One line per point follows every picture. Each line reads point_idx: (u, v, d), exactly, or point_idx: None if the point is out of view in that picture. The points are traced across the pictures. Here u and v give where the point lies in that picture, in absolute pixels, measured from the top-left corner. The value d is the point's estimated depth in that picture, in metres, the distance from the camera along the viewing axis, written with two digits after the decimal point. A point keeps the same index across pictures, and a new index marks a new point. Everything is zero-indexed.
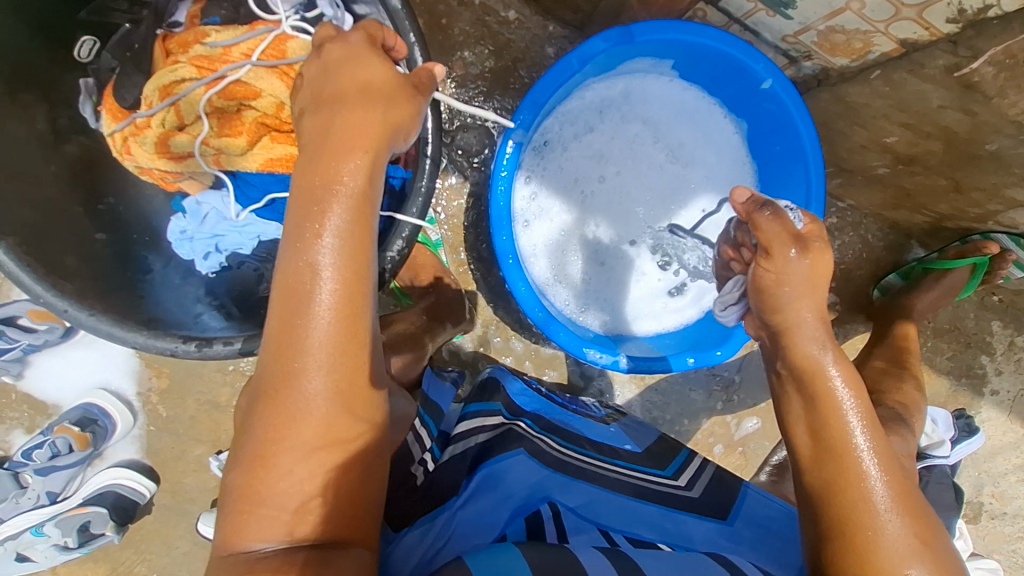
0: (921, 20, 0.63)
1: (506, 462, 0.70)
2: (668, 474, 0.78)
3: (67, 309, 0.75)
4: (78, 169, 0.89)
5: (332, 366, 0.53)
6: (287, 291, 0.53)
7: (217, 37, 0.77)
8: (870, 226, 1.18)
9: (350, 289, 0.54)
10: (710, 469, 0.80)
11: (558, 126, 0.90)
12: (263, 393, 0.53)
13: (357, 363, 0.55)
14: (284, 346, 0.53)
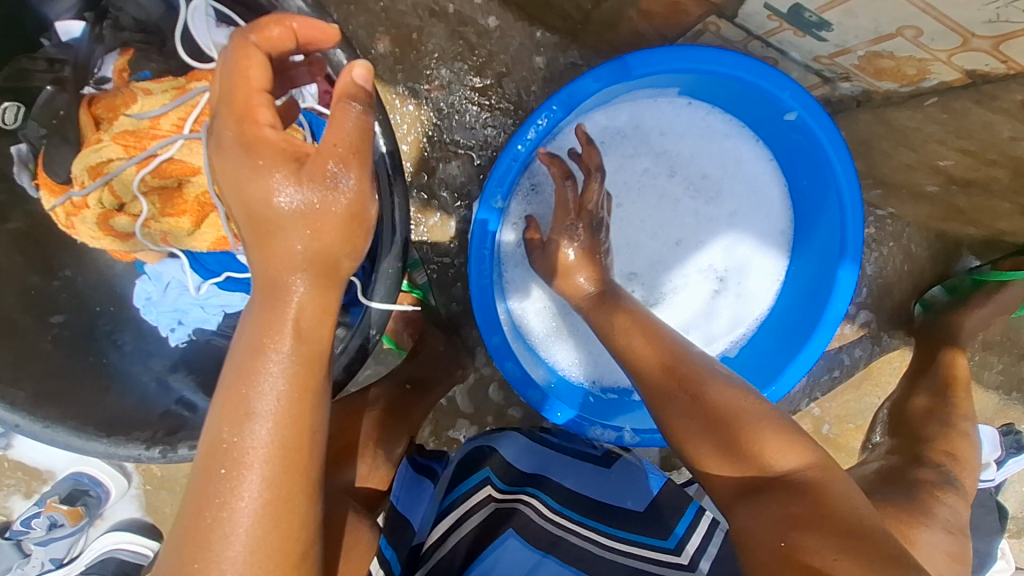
0: (997, 53, 0.49)
1: (493, 559, 0.69)
2: (671, 546, 0.74)
3: (19, 423, 0.69)
4: (26, 246, 0.81)
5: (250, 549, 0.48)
6: (210, 462, 0.49)
7: (142, 106, 0.66)
8: (913, 235, 1.04)
9: (280, 465, 0.48)
10: (717, 540, 0.76)
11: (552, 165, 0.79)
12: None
13: (287, 541, 0.49)
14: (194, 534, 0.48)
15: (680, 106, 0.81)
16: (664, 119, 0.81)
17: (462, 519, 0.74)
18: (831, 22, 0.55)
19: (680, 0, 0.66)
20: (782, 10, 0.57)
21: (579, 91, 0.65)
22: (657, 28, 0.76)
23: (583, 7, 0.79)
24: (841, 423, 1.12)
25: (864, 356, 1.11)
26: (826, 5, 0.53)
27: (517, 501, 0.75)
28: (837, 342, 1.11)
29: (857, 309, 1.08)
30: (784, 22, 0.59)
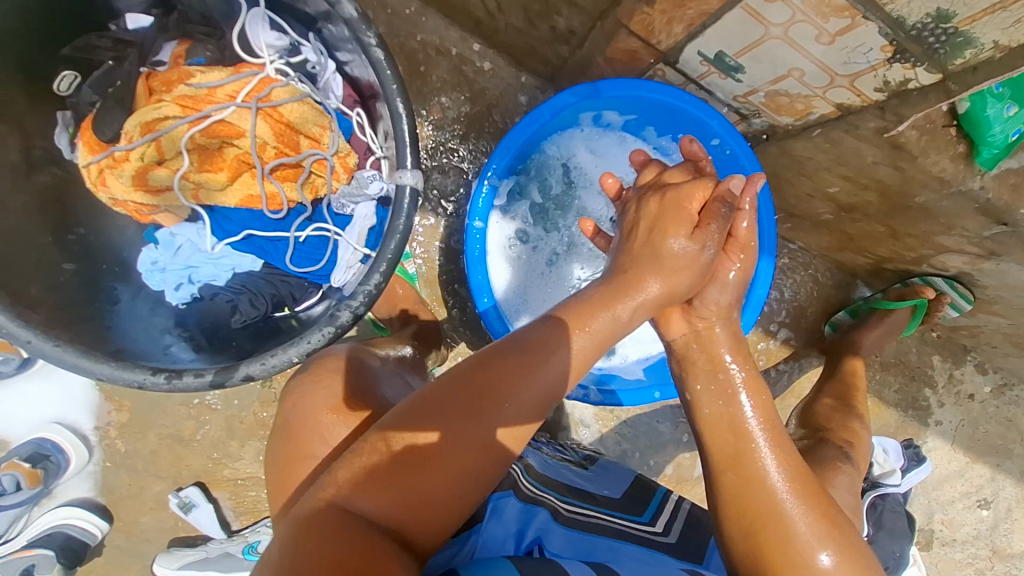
0: (853, 88, 0.71)
1: (501, 502, 0.71)
2: (646, 520, 0.79)
3: (30, 340, 0.73)
4: (47, 201, 0.88)
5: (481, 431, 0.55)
6: (517, 343, 0.58)
7: (201, 78, 0.81)
8: (819, 266, 1.27)
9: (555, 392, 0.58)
10: (685, 508, 0.83)
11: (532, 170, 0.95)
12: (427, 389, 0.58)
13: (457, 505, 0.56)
14: (469, 379, 0.57)
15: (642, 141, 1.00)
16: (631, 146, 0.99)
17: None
18: (744, 65, 0.77)
19: (637, 50, 0.88)
20: (710, 56, 0.79)
21: (559, 105, 0.84)
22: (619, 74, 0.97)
23: (562, 55, 1.00)
24: None
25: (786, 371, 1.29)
26: (739, 51, 0.74)
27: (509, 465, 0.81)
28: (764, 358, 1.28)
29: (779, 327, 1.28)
30: (711, 66, 0.81)
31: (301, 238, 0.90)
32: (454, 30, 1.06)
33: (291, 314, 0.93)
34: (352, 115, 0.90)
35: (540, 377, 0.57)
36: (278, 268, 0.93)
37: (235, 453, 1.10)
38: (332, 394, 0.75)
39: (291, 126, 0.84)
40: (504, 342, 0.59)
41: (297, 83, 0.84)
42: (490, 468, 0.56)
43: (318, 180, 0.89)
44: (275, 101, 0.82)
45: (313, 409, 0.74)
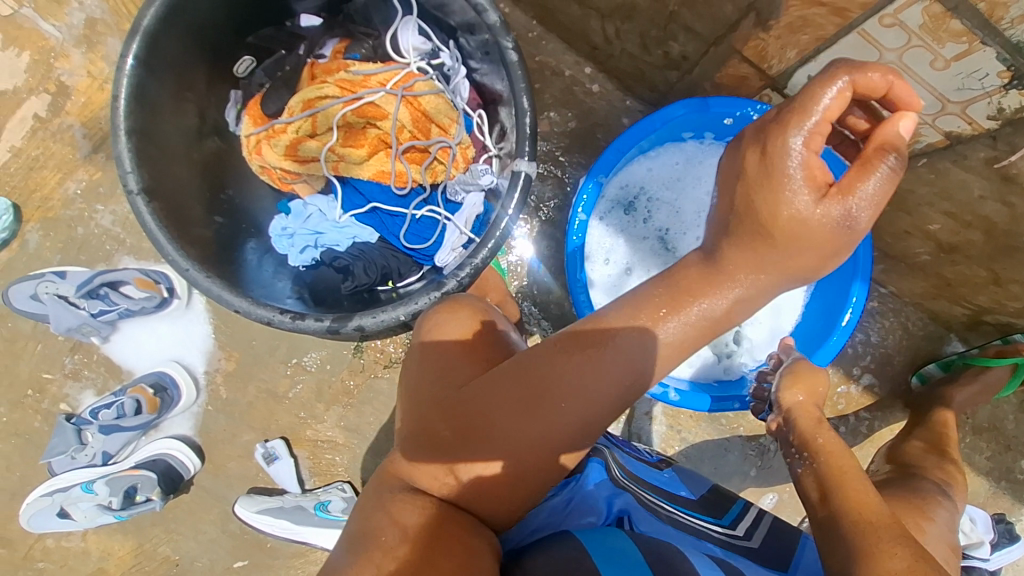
0: (965, 115, 0.74)
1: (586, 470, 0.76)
2: (726, 523, 0.79)
3: (188, 269, 0.85)
4: (212, 163, 1.03)
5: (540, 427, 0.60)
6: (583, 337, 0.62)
7: (359, 67, 0.97)
8: (910, 315, 1.23)
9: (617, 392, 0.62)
10: (767, 520, 0.81)
11: (642, 169, 1.02)
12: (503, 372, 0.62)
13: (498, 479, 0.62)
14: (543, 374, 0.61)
15: None
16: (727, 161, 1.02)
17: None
18: None
19: (747, 76, 0.94)
20: None
21: (667, 116, 0.91)
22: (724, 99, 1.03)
23: (669, 80, 1.08)
24: None
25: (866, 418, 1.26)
26: None
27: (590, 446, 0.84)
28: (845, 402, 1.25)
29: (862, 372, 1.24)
30: None
31: (416, 216, 1.01)
32: (570, 54, 1.18)
33: (394, 288, 1.02)
34: (475, 116, 1.00)
35: (583, 377, 0.61)
36: (390, 244, 1.02)
37: (319, 416, 1.18)
38: (460, 326, 0.70)
39: (426, 115, 0.98)
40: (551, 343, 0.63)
41: (435, 79, 0.98)
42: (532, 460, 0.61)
43: (439, 167, 1.00)
44: (416, 92, 0.96)
45: (441, 337, 0.70)
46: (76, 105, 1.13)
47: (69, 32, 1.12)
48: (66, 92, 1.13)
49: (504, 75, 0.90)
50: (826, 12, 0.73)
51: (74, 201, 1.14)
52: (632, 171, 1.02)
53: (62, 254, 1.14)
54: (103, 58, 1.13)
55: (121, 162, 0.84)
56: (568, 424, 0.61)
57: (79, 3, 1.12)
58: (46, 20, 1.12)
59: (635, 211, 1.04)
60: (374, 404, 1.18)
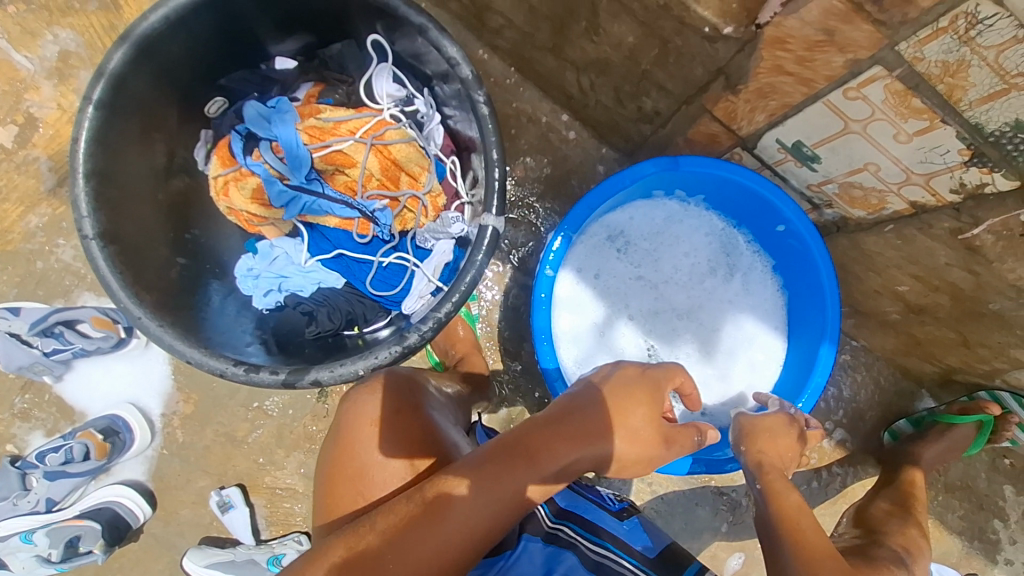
0: (929, 187, 0.74)
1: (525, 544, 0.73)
2: None
3: (141, 317, 0.82)
4: (177, 202, 1.01)
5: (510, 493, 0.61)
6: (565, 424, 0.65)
7: (330, 113, 0.93)
8: (881, 369, 1.22)
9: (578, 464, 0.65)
10: None
11: (627, 215, 1.01)
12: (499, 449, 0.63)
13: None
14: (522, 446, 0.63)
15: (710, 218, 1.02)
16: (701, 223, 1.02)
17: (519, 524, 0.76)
18: (820, 156, 0.82)
19: (718, 134, 0.95)
20: (788, 144, 0.84)
21: (639, 173, 0.90)
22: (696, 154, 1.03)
23: (643, 132, 1.08)
24: None
25: (839, 474, 1.24)
26: (818, 141, 0.79)
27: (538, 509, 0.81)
28: (818, 457, 1.24)
29: (834, 426, 1.23)
30: (788, 154, 0.86)
31: (384, 263, 0.99)
32: (546, 101, 1.18)
33: (360, 333, 1.00)
34: (448, 162, 0.99)
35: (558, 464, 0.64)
36: (356, 288, 1.00)
37: (279, 462, 1.14)
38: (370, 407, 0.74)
39: (397, 163, 0.96)
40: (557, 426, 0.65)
41: (407, 127, 0.97)
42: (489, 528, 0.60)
43: (409, 213, 0.99)
44: (386, 141, 0.95)
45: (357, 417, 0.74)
46: (43, 138, 1.11)
47: (39, 64, 1.10)
48: (33, 124, 1.10)
49: (475, 124, 0.90)
50: (792, 81, 0.74)
51: (35, 235, 1.10)
52: (615, 219, 1.00)
53: (18, 289, 1.10)
54: (74, 91, 1.11)
55: (78, 204, 0.81)
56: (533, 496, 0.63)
57: (52, 35, 1.10)
58: (17, 51, 1.10)
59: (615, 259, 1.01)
60: None
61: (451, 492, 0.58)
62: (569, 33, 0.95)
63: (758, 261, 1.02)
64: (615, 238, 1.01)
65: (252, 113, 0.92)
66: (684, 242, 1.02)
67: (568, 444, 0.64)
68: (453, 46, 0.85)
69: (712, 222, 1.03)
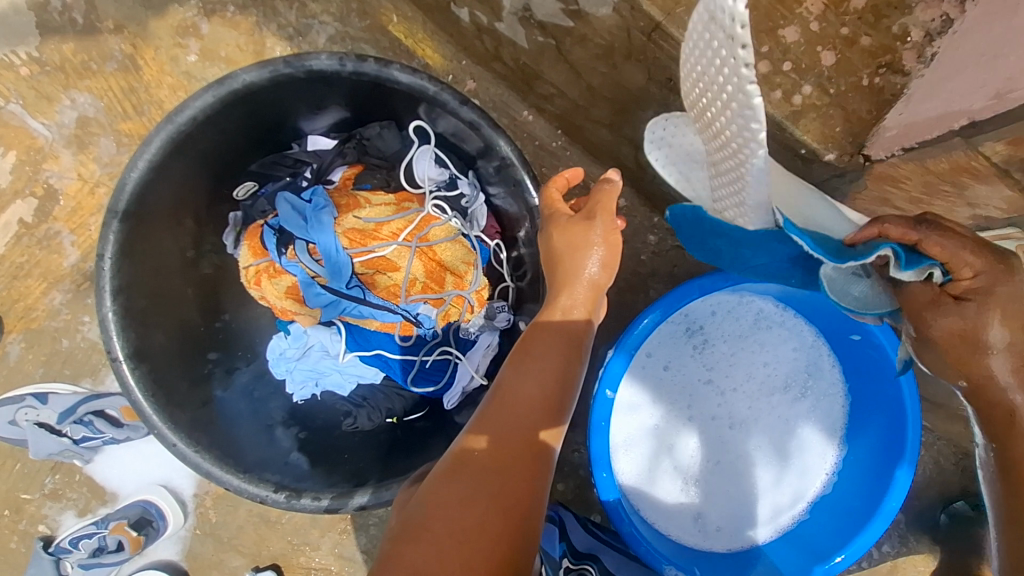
0: None
1: None
2: None
3: (176, 443, 0.78)
4: (206, 291, 0.95)
5: (519, 420, 0.64)
6: (530, 345, 0.69)
7: (370, 211, 0.85)
8: (942, 449, 1.17)
9: (567, 358, 0.68)
10: None
11: (717, 306, 0.96)
12: (495, 392, 0.67)
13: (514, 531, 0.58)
14: (517, 356, 0.69)
15: (781, 322, 0.97)
16: (770, 328, 0.97)
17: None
18: None
19: None
20: None
21: (711, 283, 0.83)
22: None
23: None
24: None
25: (890, 553, 1.18)
26: None
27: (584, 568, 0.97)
28: None
29: None
30: None
31: (427, 361, 0.93)
32: (596, 167, 1.08)
33: (399, 423, 0.95)
34: (492, 246, 0.91)
35: (547, 348, 0.68)
36: (395, 382, 0.95)
37: (314, 542, 1.11)
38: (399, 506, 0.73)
39: (442, 264, 0.88)
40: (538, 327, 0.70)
41: (453, 221, 0.87)
42: (519, 466, 0.62)
43: (453, 310, 0.90)
44: (432, 242, 0.86)
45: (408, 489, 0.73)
46: (64, 210, 1.04)
47: (58, 131, 1.03)
48: (53, 196, 1.04)
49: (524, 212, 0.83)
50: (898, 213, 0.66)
51: (59, 312, 1.05)
52: (702, 308, 0.96)
53: (44, 368, 1.05)
54: (94, 160, 1.04)
55: (106, 325, 0.77)
56: (537, 400, 0.65)
57: (70, 99, 1.03)
58: (34, 117, 1.03)
59: (690, 356, 0.97)
60: (372, 532, 1.11)
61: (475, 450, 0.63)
62: (632, 115, 0.87)
63: (827, 372, 0.96)
64: (693, 331, 0.96)
65: (286, 209, 0.85)
66: (746, 344, 0.96)
67: (548, 357, 0.68)
68: (508, 144, 0.77)
69: (782, 325, 0.97)
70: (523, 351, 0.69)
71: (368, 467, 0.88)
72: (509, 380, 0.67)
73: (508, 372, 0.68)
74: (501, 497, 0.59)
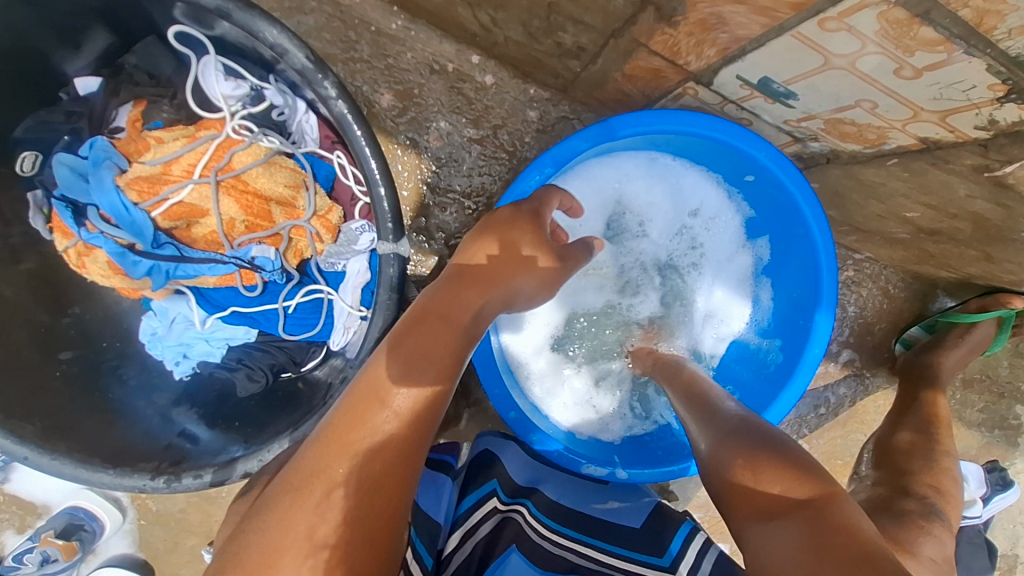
0: (945, 124, 0.54)
1: (499, 570, 0.68)
2: (666, 564, 0.71)
3: (27, 456, 0.71)
4: (37, 285, 0.84)
5: (397, 413, 0.50)
6: (421, 319, 0.55)
7: (155, 153, 0.73)
8: (890, 277, 1.09)
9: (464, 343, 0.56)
10: (712, 553, 0.72)
11: (619, 173, 0.85)
12: (366, 377, 0.52)
13: (383, 562, 0.48)
14: (401, 333, 0.55)
15: (689, 173, 0.86)
16: (677, 184, 0.87)
17: (467, 536, 0.73)
18: (796, 92, 0.62)
19: (662, 67, 0.71)
20: (752, 80, 0.64)
21: (567, 150, 0.73)
22: (641, 89, 0.79)
23: (572, 69, 0.83)
24: (830, 460, 1.14)
25: (849, 393, 1.13)
26: (792, 77, 0.59)
27: (512, 511, 0.76)
28: (819, 379, 1.13)
29: (840, 347, 1.11)
30: (754, 91, 0.66)
31: (291, 306, 0.83)
32: (448, 42, 0.91)
33: (297, 376, 0.87)
34: (333, 158, 0.79)
35: (441, 326, 0.55)
36: (272, 335, 0.86)
37: None
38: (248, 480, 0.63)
39: (260, 195, 0.75)
40: (432, 299, 0.57)
41: (264, 141, 0.74)
42: (393, 475, 0.49)
43: (300, 242, 0.79)
44: (237, 171, 0.73)
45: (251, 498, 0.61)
46: None
47: None
48: None
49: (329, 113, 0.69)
50: (746, 10, 0.51)
51: None
52: (598, 176, 0.85)
53: None
54: None
55: None
56: (428, 393, 0.52)
57: None
58: None
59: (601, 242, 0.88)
60: None
61: (337, 455, 0.48)
62: None
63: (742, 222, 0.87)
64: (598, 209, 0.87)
65: (65, 173, 0.73)
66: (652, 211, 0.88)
67: (439, 336, 0.55)
68: (275, 28, 0.65)
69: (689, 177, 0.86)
70: (410, 328, 0.55)
71: (259, 430, 0.81)
72: (387, 364, 0.52)
73: (385, 361, 0.52)
74: (367, 518, 0.47)
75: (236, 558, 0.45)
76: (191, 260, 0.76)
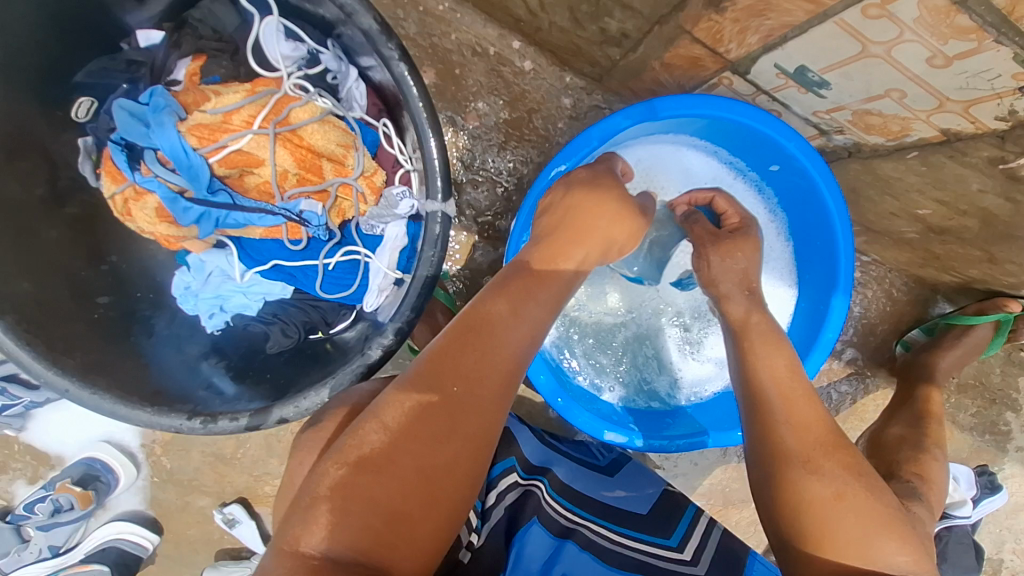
0: (968, 115, 0.59)
1: (523, 540, 0.73)
2: (672, 544, 0.76)
3: (69, 389, 0.73)
4: (79, 231, 0.86)
5: (500, 343, 0.55)
6: (528, 275, 0.62)
7: (216, 102, 0.75)
8: (895, 280, 1.13)
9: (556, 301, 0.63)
10: (715, 536, 0.78)
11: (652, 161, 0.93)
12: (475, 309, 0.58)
13: (475, 475, 0.52)
14: (506, 282, 0.61)
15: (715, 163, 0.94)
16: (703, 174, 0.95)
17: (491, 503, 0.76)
18: (830, 81, 0.67)
19: (701, 56, 0.76)
20: (789, 69, 0.69)
21: (611, 127, 0.77)
22: (677, 78, 0.84)
23: (611, 57, 0.87)
24: None
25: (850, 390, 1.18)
26: (828, 66, 0.64)
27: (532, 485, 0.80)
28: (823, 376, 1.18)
29: (844, 345, 1.16)
30: (789, 79, 0.71)
31: (330, 264, 0.85)
32: (491, 27, 0.96)
33: (326, 337, 0.90)
34: (379, 126, 0.83)
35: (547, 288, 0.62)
36: (308, 294, 0.90)
37: (275, 470, 1.09)
38: None
39: (314, 151, 0.78)
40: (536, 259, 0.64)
41: (318, 100, 0.78)
42: (494, 401, 0.54)
43: (344, 202, 0.83)
44: (294, 126, 0.76)
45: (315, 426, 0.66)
46: None
47: None
48: None
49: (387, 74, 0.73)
50: None
51: None
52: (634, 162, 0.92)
53: None
54: None
55: None
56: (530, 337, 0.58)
57: None
58: None
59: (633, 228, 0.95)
60: None
61: (448, 372, 0.52)
62: None
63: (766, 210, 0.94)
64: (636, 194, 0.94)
65: (125, 118, 0.76)
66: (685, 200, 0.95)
67: (539, 291, 0.61)
68: None
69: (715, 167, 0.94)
70: (522, 282, 0.61)
71: (290, 384, 0.84)
72: (495, 301, 0.58)
73: (492, 299, 0.58)
74: (473, 434, 0.51)
75: (358, 451, 0.48)
76: (241, 209, 0.79)
